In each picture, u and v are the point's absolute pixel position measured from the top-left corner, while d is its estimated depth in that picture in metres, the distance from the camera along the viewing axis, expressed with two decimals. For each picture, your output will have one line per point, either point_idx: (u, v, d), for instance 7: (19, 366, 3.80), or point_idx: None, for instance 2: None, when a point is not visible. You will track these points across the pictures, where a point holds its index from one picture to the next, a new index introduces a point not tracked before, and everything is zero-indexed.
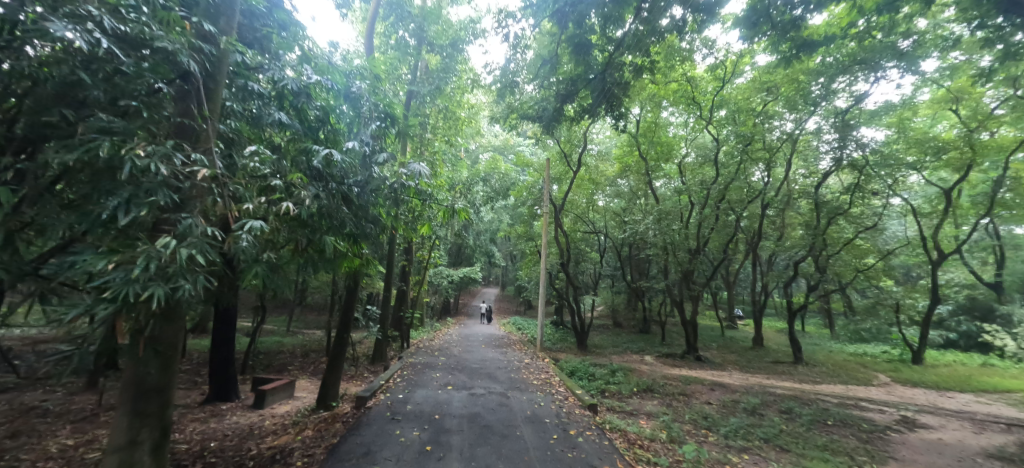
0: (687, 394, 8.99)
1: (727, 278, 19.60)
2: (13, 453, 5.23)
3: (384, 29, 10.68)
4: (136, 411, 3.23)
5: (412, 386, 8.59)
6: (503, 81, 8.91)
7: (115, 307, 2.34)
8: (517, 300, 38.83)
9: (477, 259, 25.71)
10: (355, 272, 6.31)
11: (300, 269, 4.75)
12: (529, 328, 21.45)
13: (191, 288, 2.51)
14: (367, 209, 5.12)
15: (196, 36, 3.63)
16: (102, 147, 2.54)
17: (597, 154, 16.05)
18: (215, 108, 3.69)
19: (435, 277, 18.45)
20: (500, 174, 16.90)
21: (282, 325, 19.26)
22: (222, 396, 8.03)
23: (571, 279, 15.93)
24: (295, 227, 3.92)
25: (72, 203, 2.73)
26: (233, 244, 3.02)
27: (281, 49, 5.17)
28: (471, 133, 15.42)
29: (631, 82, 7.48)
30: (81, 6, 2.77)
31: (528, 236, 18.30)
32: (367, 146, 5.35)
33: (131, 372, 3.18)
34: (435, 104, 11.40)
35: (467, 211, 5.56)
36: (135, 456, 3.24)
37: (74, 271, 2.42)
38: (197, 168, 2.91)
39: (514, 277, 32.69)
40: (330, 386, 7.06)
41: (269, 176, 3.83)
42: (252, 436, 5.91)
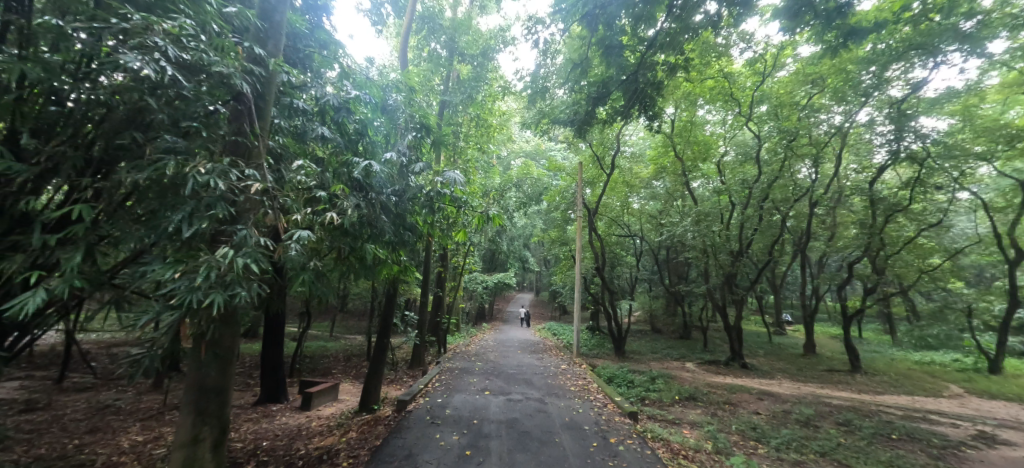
0: (733, 404, 8.60)
1: (773, 281, 18.67)
2: (90, 448, 5.69)
3: (418, 42, 11.10)
4: (198, 410, 3.47)
5: (450, 391, 8.69)
6: (534, 87, 8.99)
7: (180, 313, 2.53)
8: (551, 306, 38.55)
9: (511, 265, 25.82)
10: (393, 279, 6.49)
11: (343, 277, 4.94)
12: (564, 333, 21.27)
13: (247, 295, 2.68)
14: (404, 218, 5.27)
15: (247, 60, 3.89)
16: (168, 166, 2.78)
17: (631, 156, 15.79)
18: (265, 125, 3.95)
19: (470, 283, 18.65)
20: (533, 180, 16.99)
21: (325, 330, 20.05)
22: (273, 397, 8.44)
23: (607, 284, 15.67)
24: (338, 235, 4.10)
25: (142, 217, 2.98)
26: (283, 253, 3.20)
27: (322, 67, 5.49)
28: (503, 139, 15.57)
29: (665, 82, 7.30)
30: (149, 39, 2.99)
31: (562, 241, 18.19)
32: (405, 156, 5.54)
33: (193, 373, 3.42)
34: (467, 113, 11.50)
35: (501, 217, 5.61)
36: (197, 452, 3.47)
37: (145, 280, 2.64)
38: (251, 182, 3.11)
39: (548, 283, 32.57)
40: (371, 390, 7.25)
41: (313, 188, 4.01)
42: (300, 437, 6.18)
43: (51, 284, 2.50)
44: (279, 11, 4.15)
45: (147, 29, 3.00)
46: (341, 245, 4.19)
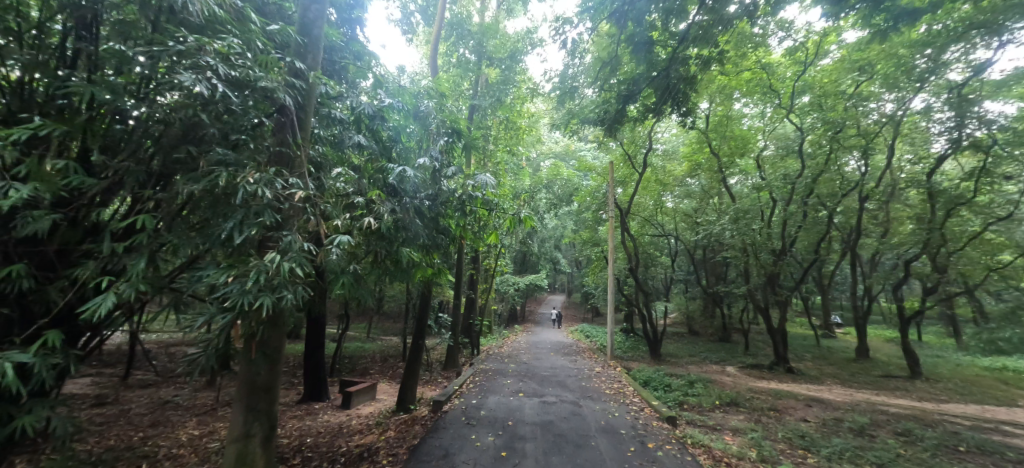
0: (779, 410, 8.21)
1: (820, 281, 17.70)
2: (153, 440, 6.12)
3: (446, 49, 11.32)
4: (249, 407, 3.66)
5: (485, 392, 8.76)
6: (563, 87, 8.97)
7: (233, 315, 2.69)
8: (584, 308, 38.16)
9: (543, 266, 25.77)
10: (427, 281, 6.63)
11: (380, 280, 5.10)
12: (597, 335, 21.00)
13: (292, 297, 2.81)
14: (437, 221, 5.38)
15: (289, 73, 4.09)
16: (220, 177, 2.96)
17: (663, 153, 15.42)
18: (307, 136, 4.12)
19: (502, 285, 18.73)
20: (563, 181, 16.93)
21: (363, 331, 20.68)
22: (315, 395, 8.78)
23: (641, 285, 15.36)
24: (374, 240, 4.23)
25: (197, 225, 3.19)
26: (325, 257, 3.33)
27: (357, 77, 5.71)
28: (532, 141, 15.60)
29: (699, 77, 7.09)
30: (200, 58, 3.20)
31: (593, 242, 17.96)
32: (437, 161, 5.42)
33: (245, 372, 3.62)
34: (496, 116, 11.56)
35: (533, 219, 5.62)
36: (249, 447, 3.66)
37: (201, 284, 2.83)
38: (295, 190, 3.26)
39: (581, 284, 32.22)
40: (408, 391, 7.41)
41: (351, 194, 4.17)
42: (342, 435, 6.39)
43: (119, 288, 2.72)
44: (317, 26, 4.35)
45: (200, 49, 3.24)
46: (378, 248, 4.32)
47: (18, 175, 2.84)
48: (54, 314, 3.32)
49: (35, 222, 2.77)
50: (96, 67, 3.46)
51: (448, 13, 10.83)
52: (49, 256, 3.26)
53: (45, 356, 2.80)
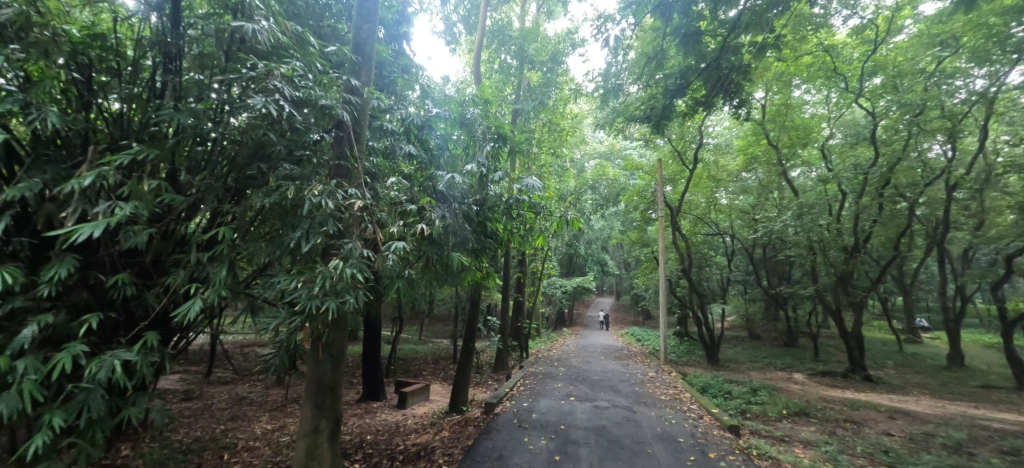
0: (856, 422, 7.54)
1: (901, 281, 16.07)
2: (233, 432, 6.68)
3: (488, 56, 11.51)
4: (317, 404, 3.90)
5: (536, 395, 8.75)
6: (607, 87, 8.71)
7: (303, 318, 2.89)
8: (634, 311, 37.11)
9: (590, 269, 25.37)
10: (476, 285, 6.75)
11: (432, 284, 5.26)
12: (649, 339, 20.36)
13: (354, 302, 2.98)
14: (485, 226, 5.47)
15: (345, 90, 4.32)
16: (288, 190, 3.19)
17: (714, 148, 14.74)
18: (362, 148, 4.34)
19: (549, 288, 18.63)
20: (609, 181, 16.64)
21: (415, 333, 21.35)
22: (373, 395, 9.17)
23: (695, 286, 14.72)
24: (426, 245, 4.37)
25: (267, 235, 3.45)
26: (382, 263, 3.50)
27: (405, 89, 5.99)
28: (575, 142, 15.50)
29: (753, 65, 6.72)
30: (268, 83, 3.47)
31: (642, 242, 17.44)
32: (485, 166, 5.43)
33: (312, 371, 3.88)
34: (539, 119, 11.59)
35: (580, 220, 5.58)
36: (317, 441, 3.90)
37: (273, 290, 3.06)
38: (354, 200, 3.45)
39: (630, 287, 31.38)
40: (460, 392, 7.56)
41: (404, 202, 4.34)
42: (399, 433, 6.63)
43: (205, 294, 3.01)
44: (370, 44, 4.55)
45: (268, 74, 3.49)
46: (430, 254, 4.46)
47: (121, 195, 3.22)
48: (152, 317, 3.72)
49: (135, 236, 3.12)
50: (180, 95, 3.86)
51: (490, 20, 11.05)
52: (146, 266, 3.67)
53: (147, 355, 3.15)
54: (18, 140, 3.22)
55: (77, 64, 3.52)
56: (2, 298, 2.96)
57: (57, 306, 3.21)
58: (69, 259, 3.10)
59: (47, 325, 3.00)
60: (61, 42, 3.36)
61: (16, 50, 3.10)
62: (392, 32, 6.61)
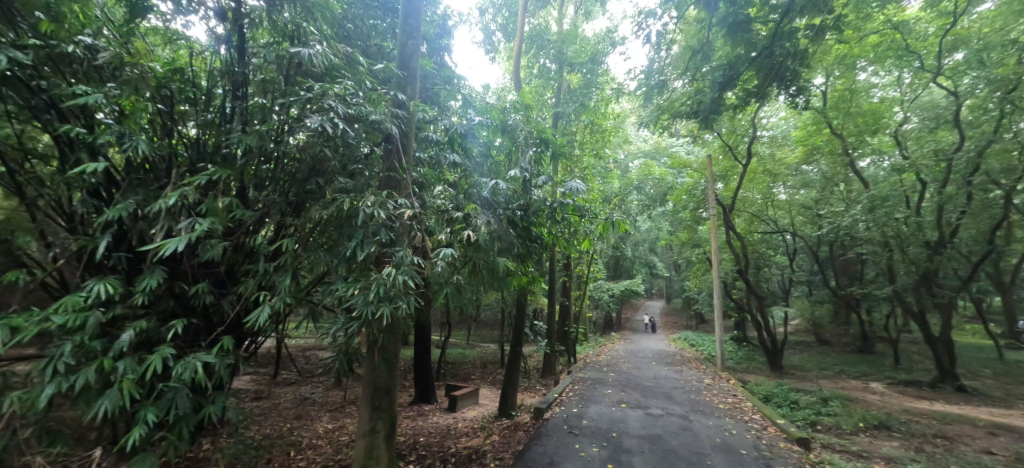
0: (949, 438, 6.77)
1: (999, 279, 14.30)
2: (298, 431, 7.11)
3: (528, 62, 11.59)
4: (374, 406, 4.08)
5: (585, 402, 8.61)
6: (649, 84, 8.40)
7: (360, 323, 3.05)
8: (686, 315, 35.62)
9: (637, 271, 24.68)
10: (522, 290, 6.79)
11: (479, 289, 5.35)
12: (703, 344, 19.46)
13: (407, 307, 3.09)
14: (530, 230, 5.48)
15: (393, 104, 4.49)
16: (343, 202, 3.38)
17: (769, 141, 13.89)
18: (410, 159, 4.48)
19: (595, 292, 18.32)
20: (655, 181, 16.06)
21: (463, 338, 21.71)
22: (425, 398, 9.42)
23: (752, 288, 13.92)
24: (473, 251, 4.45)
25: (325, 244, 3.68)
26: (432, 269, 3.61)
27: (448, 99, 6.18)
28: (619, 142, 15.20)
29: (810, 50, 6.28)
30: (323, 102, 3.68)
31: (693, 243, 16.74)
32: (528, 171, 5.43)
33: (369, 374, 4.05)
34: (580, 121, 11.46)
35: (627, 222, 5.48)
36: (375, 442, 4.07)
37: (332, 296, 3.25)
38: (404, 210, 3.58)
39: (681, 289, 30.16)
40: (509, 397, 7.60)
41: (450, 209, 4.45)
42: (450, 436, 6.76)
43: (272, 301, 3.24)
44: (414, 59, 4.72)
45: (324, 95, 3.71)
46: (476, 260, 4.53)
47: (199, 211, 3.55)
48: (226, 322, 4.06)
49: (211, 248, 3.42)
50: (248, 119, 4.21)
51: (529, 26, 11.16)
52: (221, 276, 4.01)
53: (223, 357, 3.44)
54: (113, 168, 3.70)
55: (161, 96, 3.96)
56: (106, 306, 3.34)
57: (150, 313, 3.59)
58: (158, 270, 3.46)
59: (142, 330, 3.35)
60: (147, 78, 3.79)
61: (113, 88, 3.52)
62: (434, 45, 6.84)
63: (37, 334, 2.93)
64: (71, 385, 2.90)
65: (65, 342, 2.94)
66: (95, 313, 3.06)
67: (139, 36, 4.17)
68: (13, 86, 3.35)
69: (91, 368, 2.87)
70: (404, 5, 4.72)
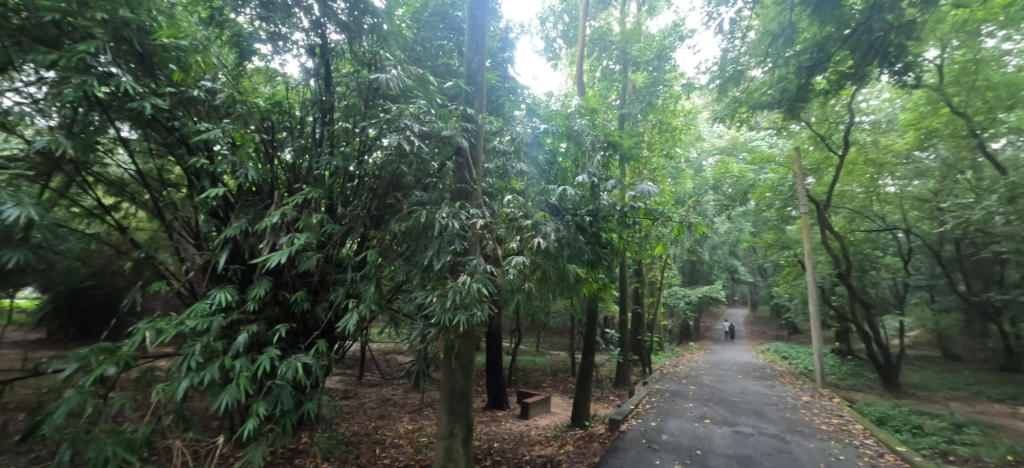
0: None
1: None
2: (382, 430, 7.57)
3: (591, 65, 11.43)
4: (451, 409, 4.23)
5: (664, 415, 8.19)
6: (725, 76, 7.91)
7: (438, 330, 3.21)
8: (775, 324, 32.52)
9: (716, 276, 23.08)
10: (593, 296, 6.66)
11: (549, 296, 5.35)
12: (797, 356, 17.62)
13: (481, 314, 3.18)
14: (599, 236, 5.37)
15: (462, 119, 4.66)
16: (420, 215, 3.59)
17: (870, 127, 12.33)
18: (480, 171, 4.61)
19: (670, 299, 17.44)
20: (734, 177, 14.29)
21: (532, 345, 21.72)
22: (497, 404, 9.56)
23: (856, 294, 12.36)
24: (543, 258, 4.46)
25: (404, 254, 3.92)
26: (503, 276, 3.69)
27: (513, 110, 6.33)
28: (690, 141, 14.49)
29: (921, 21, 5.53)
30: (400, 122, 3.92)
31: (780, 245, 15.29)
32: (597, 175, 5.31)
33: (446, 378, 4.22)
34: (647, 120, 11.05)
35: (705, 224, 5.18)
36: (452, 445, 4.20)
37: (412, 304, 3.46)
38: (477, 220, 3.71)
39: (767, 295, 27.65)
40: (581, 406, 7.45)
41: (519, 217, 4.49)
42: (524, 443, 6.78)
43: (360, 308, 3.52)
44: (480, 74, 4.87)
45: (401, 115, 3.96)
46: (546, 267, 4.52)
47: (297, 227, 3.96)
48: (320, 326, 4.47)
49: (307, 260, 3.80)
50: (336, 142, 4.63)
51: (590, 30, 11.05)
52: (315, 285, 4.43)
53: (319, 359, 3.79)
54: (229, 192, 4.27)
55: (265, 127, 4.50)
56: (226, 312, 3.83)
57: (259, 318, 4.06)
58: (265, 280, 3.91)
59: (254, 333, 3.80)
60: (254, 112, 4.34)
61: (228, 123, 4.06)
62: (497, 58, 7.05)
63: (174, 336, 3.43)
64: (201, 380, 3.36)
65: (195, 342, 3.42)
66: (218, 318, 3.52)
67: (247, 76, 4.79)
68: (155, 127, 4.06)
69: (215, 366, 3.30)
70: (470, 23, 4.89)
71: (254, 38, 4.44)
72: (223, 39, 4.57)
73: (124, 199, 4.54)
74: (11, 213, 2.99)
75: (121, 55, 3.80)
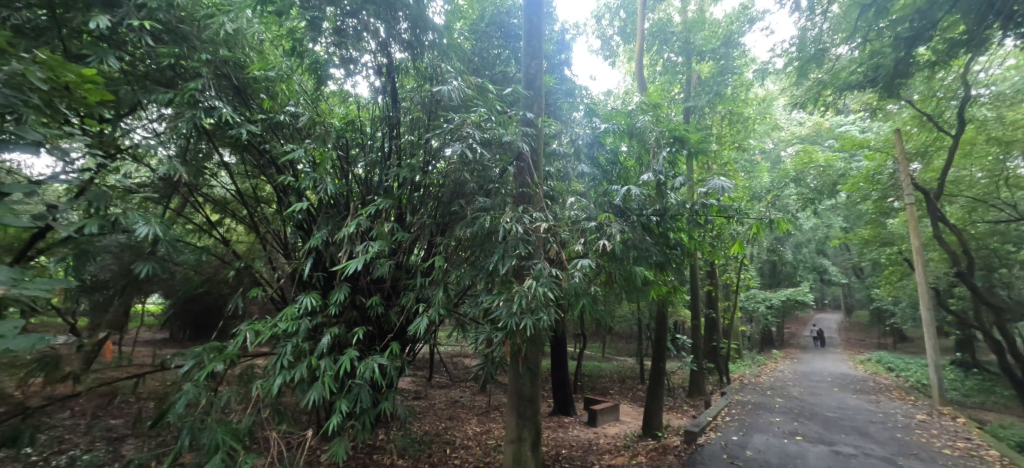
0: None
1: None
2: (452, 431, 7.79)
3: (651, 59, 11.02)
4: (519, 414, 4.24)
5: (747, 430, 7.58)
6: (805, 57, 7.20)
7: (505, 334, 3.24)
8: (876, 331, 28.93)
9: (803, 277, 21.04)
10: (663, 300, 6.36)
11: (616, 300, 5.21)
12: (906, 368, 15.49)
13: (548, 319, 3.17)
14: (668, 236, 5.12)
15: (522, 123, 4.69)
16: (484, 220, 3.67)
17: (990, 101, 10.12)
18: (540, 175, 4.60)
19: (749, 302, 16.18)
20: (820, 168, 12.99)
21: (598, 350, 21.22)
22: (564, 410, 9.43)
23: (982, 296, 10.60)
24: (608, 261, 4.34)
25: (468, 259, 4.01)
26: (568, 280, 3.64)
27: (572, 111, 6.27)
28: (764, 131, 13.41)
29: None
30: (462, 131, 4.03)
31: (881, 241, 13.57)
32: (663, 173, 5.05)
33: (514, 383, 4.25)
34: (716, 112, 10.37)
35: (788, 220, 4.75)
36: (522, 449, 4.20)
37: (481, 308, 3.53)
38: (540, 223, 3.70)
39: (866, 297, 24.61)
40: (653, 416, 7.11)
41: (583, 219, 4.43)
42: (593, 452, 6.61)
43: (429, 312, 3.66)
44: (538, 78, 4.88)
45: (463, 124, 4.06)
46: (612, 270, 4.41)
47: (370, 236, 4.21)
48: (393, 329, 4.70)
49: (381, 266, 4.03)
50: (402, 154, 4.86)
51: (649, 23, 10.63)
52: (387, 289, 4.67)
53: (394, 360, 3.99)
54: (311, 206, 4.65)
55: (340, 144, 4.85)
56: (311, 315, 4.18)
57: (340, 321, 4.37)
58: (344, 286, 4.20)
59: (336, 335, 4.10)
60: (330, 131, 4.71)
61: (309, 143, 4.45)
62: (554, 61, 7.05)
63: (269, 337, 3.80)
64: (292, 377, 3.68)
65: (287, 343, 3.76)
66: (305, 321, 3.85)
67: (325, 99, 5.20)
68: (250, 150, 4.56)
69: (304, 365, 3.60)
70: (526, 29, 4.92)
71: (329, 64, 4.83)
72: (303, 67, 4.99)
73: (227, 215, 5.13)
74: (141, 231, 3.48)
75: (222, 90, 4.34)
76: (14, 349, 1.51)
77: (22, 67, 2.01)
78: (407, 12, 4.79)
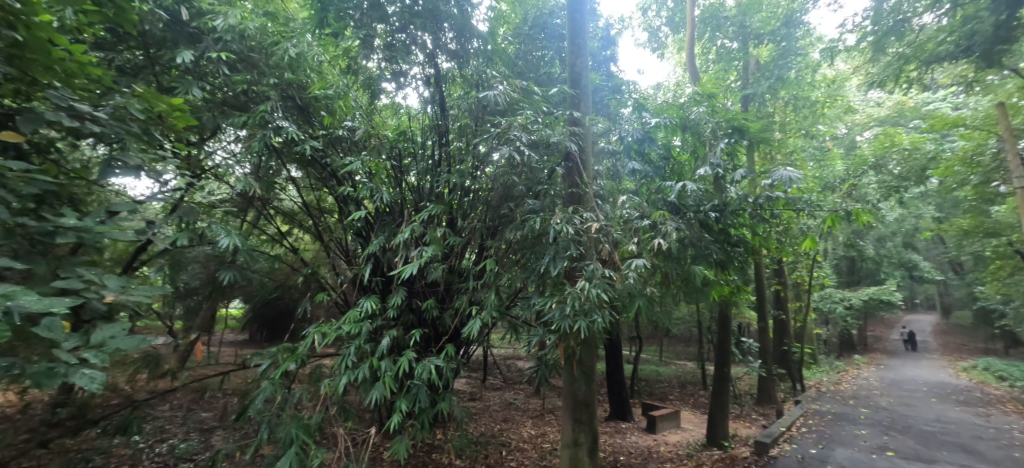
0: None
1: None
2: (507, 433, 7.84)
3: (703, 48, 10.63)
4: (575, 418, 4.18)
5: (828, 443, 6.95)
6: (882, 30, 6.94)
7: (558, 336, 3.21)
8: (982, 334, 25.46)
9: (888, 274, 19.00)
10: (724, 301, 6.01)
11: (674, 301, 5.00)
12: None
13: (602, 321, 3.10)
14: (729, 233, 4.84)
15: (569, 123, 4.64)
16: (534, 222, 3.67)
17: None
18: (589, 175, 4.52)
19: (823, 302, 14.89)
20: (904, 152, 11.70)
21: (655, 354, 20.45)
22: (621, 415, 9.17)
23: None
24: (663, 260, 4.17)
25: (519, 261, 4.02)
26: (622, 281, 3.54)
27: (620, 107, 6.13)
28: (836, 114, 12.31)
29: None
30: (510, 134, 4.06)
31: (985, 232, 11.96)
32: (721, 166, 4.78)
33: (568, 386, 4.19)
34: (778, 99, 9.69)
35: (867, 211, 4.32)
36: (578, 454, 4.13)
37: (533, 310, 3.52)
38: (590, 224, 3.64)
39: (968, 296, 21.73)
40: (718, 424, 6.72)
41: (635, 218, 4.30)
42: (653, 460, 6.36)
43: (482, 314, 3.72)
44: (584, 75, 4.81)
45: (510, 127, 4.10)
46: (668, 270, 4.23)
47: (424, 241, 4.35)
48: (448, 331, 4.81)
49: (435, 270, 4.14)
50: (452, 161, 4.98)
51: (699, 10, 10.17)
52: (441, 293, 4.79)
53: (449, 362, 4.08)
54: (369, 214, 4.88)
55: (393, 155, 5.05)
56: (371, 318, 4.37)
57: (398, 323, 4.53)
58: (401, 290, 4.36)
59: (394, 337, 4.26)
60: (384, 143, 4.93)
61: (366, 154, 4.69)
62: (599, 58, 6.95)
63: (334, 339, 4.02)
64: (356, 377, 3.87)
65: (351, 345, 3.96)
66: (366, 323, 4.04)
67: (379, 112, 5.45)
68: (314, 165, 4.88)
69: (366, 365, 3.78)
70: (570, 28, 4.88)
71: (381, 78, 5.07)
72: (358, 83, 5.27)
73: (295, 225, 5.51)
74: (224, 242, 3.83)
75: (288, 110, 4.70)
76: (123, 348, 1.74)
77: (124, 101, 2.34)
78: (452, 22, 4.92)
